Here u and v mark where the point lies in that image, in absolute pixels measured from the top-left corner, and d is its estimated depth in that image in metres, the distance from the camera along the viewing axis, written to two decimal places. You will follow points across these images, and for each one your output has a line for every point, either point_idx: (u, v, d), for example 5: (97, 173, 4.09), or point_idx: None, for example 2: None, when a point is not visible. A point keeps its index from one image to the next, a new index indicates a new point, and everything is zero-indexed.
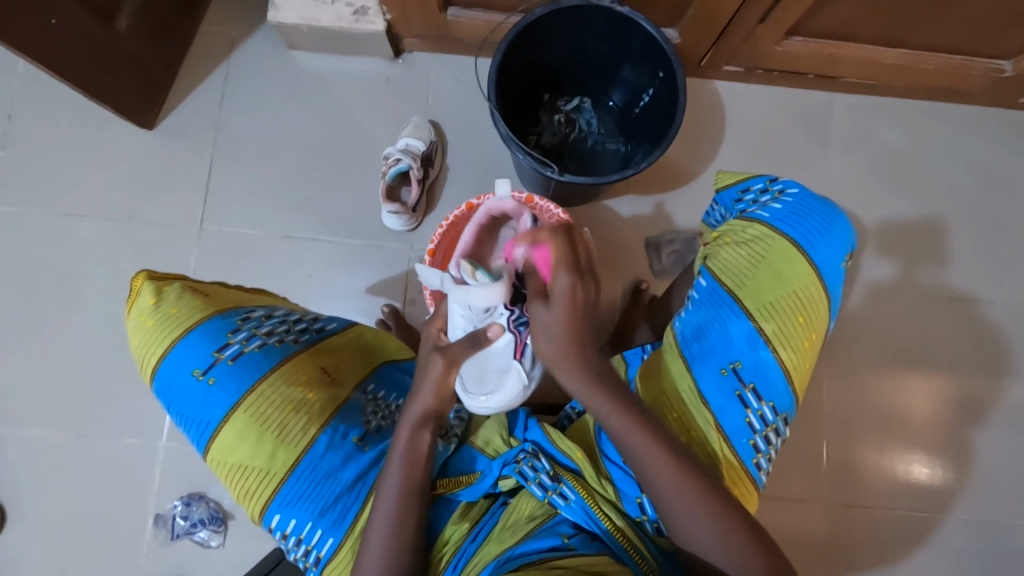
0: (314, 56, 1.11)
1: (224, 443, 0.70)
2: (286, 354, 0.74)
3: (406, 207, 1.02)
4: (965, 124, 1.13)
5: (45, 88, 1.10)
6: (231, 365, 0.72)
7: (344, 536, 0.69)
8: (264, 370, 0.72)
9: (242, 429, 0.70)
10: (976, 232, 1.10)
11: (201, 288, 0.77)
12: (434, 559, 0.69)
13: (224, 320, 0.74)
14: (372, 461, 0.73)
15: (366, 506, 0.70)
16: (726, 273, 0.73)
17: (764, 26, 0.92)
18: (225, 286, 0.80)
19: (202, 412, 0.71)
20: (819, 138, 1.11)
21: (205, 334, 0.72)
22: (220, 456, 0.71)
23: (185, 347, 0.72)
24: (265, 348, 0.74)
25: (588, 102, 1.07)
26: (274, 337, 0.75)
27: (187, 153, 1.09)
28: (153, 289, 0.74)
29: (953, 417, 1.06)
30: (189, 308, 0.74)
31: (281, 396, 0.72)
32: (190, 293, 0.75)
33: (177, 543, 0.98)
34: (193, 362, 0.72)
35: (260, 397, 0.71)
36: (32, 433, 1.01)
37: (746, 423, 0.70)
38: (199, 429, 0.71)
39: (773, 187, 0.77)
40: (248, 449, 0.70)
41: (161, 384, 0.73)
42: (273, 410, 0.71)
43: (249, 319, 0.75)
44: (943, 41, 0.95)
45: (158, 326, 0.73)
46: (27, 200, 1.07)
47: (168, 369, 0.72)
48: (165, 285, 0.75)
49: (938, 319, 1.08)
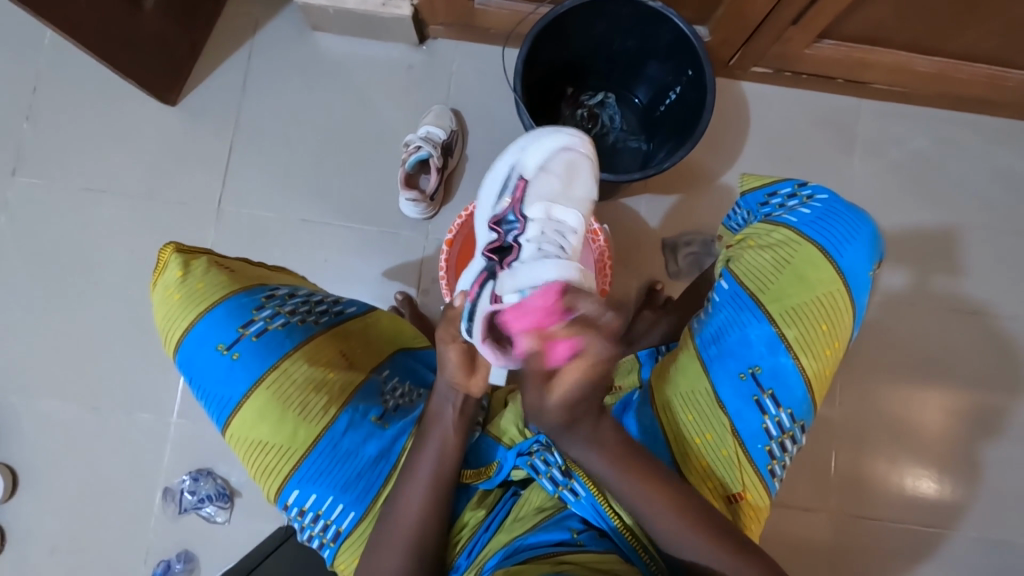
0: (338, 38, 1.10)
1: (246, 418, 0.71)
2: (308, 334, 0.75)
3: (424, 196, 1.01)
4: (995, 136, 1.10)
5: (70, 61, 1.10)
6: (255, 342, 0.72)
7: (367, 509, 0.70)
8: (286, 349, 0.73)
9: (264, 406, 0.71)
10: (1001, 246, 1.09)
11: (226, 264, 0.78)
12: (452, 540, 0.70)
13: (248, 297, 0.75)
14: (394, 439, 0.73)
15: (388, 481, 0.71)
16: (749, 275, 0.72)
17: (796, 27, 0.91)
18: (248, 263, 0.81)
19: (224, 387, 0.72)
20: (845, 145, 1.09)
21: (230, 310, 0.73)
22: (240, 432, 0.71)
23: (210, 321, 0.73)
24: (288, 327, 0.74)
25: (612, 98, 1.05)
26: (297, 316, 0.76)
27: (208, 132, 1.09)
28: (180, 262, 0.75)
29: (967, 434, 1.04)
30: (215, 283, 0.75)
31: (303, 375, 0.72)
32: (216, 269, 0.76)
33: (185, 518, 1.00)
34: (217, 337, 0.72)
35: (282, 375, 0.72)
36: (45, 402, 1.02)
37: (763, 428, 0.69)
38: (220, 403, 0.72)
39: (799, 192, 0.76)
40: (270, 425, 0.70)
41: (183, 358, 0.74)
42: (295, 387, 0.71)
43: (272, 298, 0.76)
44: (980, 50, 0.92)
45: (184, 299, 0.73)
46: (48, 172, 1.08)
47: (192, 343, 0.73)
48: (192, 259, 0.76)
49: (956, 333, 1.06)
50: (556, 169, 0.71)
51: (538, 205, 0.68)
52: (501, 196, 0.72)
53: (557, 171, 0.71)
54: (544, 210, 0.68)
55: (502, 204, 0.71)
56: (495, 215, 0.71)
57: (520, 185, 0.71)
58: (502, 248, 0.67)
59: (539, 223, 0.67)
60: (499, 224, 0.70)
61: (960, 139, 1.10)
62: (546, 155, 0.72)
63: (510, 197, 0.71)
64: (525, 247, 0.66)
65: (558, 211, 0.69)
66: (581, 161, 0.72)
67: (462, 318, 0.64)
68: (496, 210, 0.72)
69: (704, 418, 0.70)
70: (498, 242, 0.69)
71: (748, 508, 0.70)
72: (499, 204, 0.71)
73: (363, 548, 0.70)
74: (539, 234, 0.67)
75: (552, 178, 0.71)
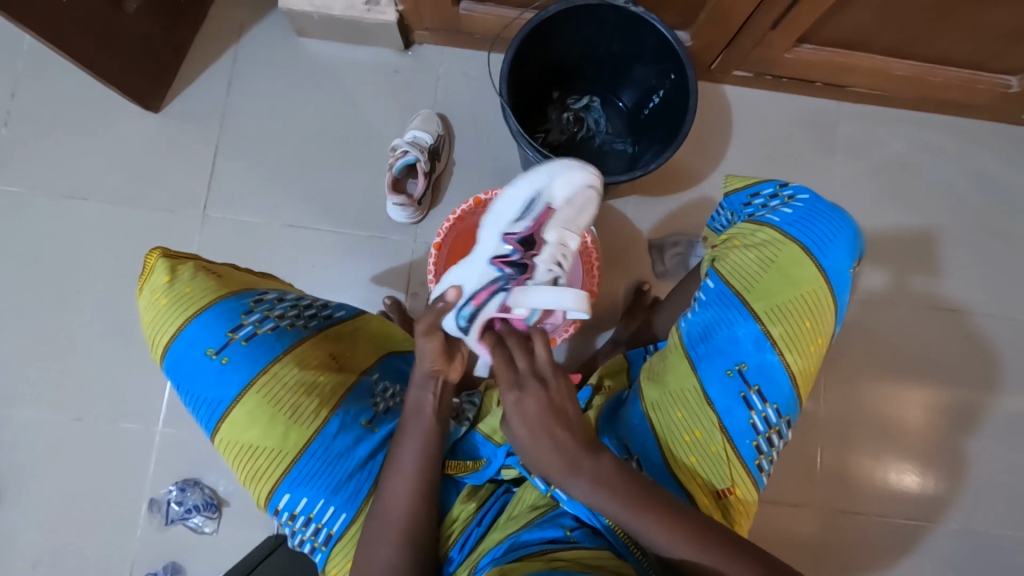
0: (324, 44, 1.10)
1: (236, 422, 0.70)
2: (298, 338, 0.75)
3: (412, 200, 1.01)
4: (969, 137, 1.14)
5: (49, 67, 1.09)
6: (244, 346, 0.72)
7: (357, 512, 0.70)
8: (277, 353, 0.72)
9: (254, 410, 0.70)
10: (976, 244, 1.12)
11: (214, 269, 0.77)
12: (444, 534, 0.70)
13: (237, 301, 0.74)
14: (384, 440, 0.73)
15: (377, 484, 0.71)
16: (734, 274, 0.73)
17: (776, 32, 0.93)
18: (235, 268, 0.80)
19: (213, 391, 0.71)
20: (825, 147, 1.12)
21: (218, 314, 0.73)
22: (229, 437, 0.70)
23: (198, 326, 0.72)
24: (278, 330, 0.74)
25: (597, 102, 1.06)
26: (286, 320, 0.75)
27: (192, 138, 1.08)
28: (167, 266, 0.74)
29: (947, 428, 1.07)
30: (203, 287, 0.74)
31: (293, 378, 0.72)
32: (204, 273, 0.76)
33: (171, 529, 0.98)
34: (206, 341, 0.72)
35: (273, 378, 0.71)
36: (25, 414, 1.00)
37: (750, 424, 0.70)
38: (209, 408, 0.71)
39: (782, 192, 0.78)
40: (260, 429, 0.70)
41: (171, 364, 0.73)
42: (285, 391, 0.71)
43: (261, 302, 0.76)
44: (952, 54, 0.95)
45: (171, 304, 0.73)
46: (27, 179, 1.06)
47: (179, 348, 0.72)
48: (179, 264, 0.75)
49: (935, 329, 1.09)
50: (581, 204, 0.72)
51: (554, 230, 0.70)
52: (523, 216, 0.71)
53: (579, 205, 0.72)
54: (558, 236, 0.70)
55: (522, 223, 0.71)
56: (513, 231, 0.70)
57: (545, 211, 0.71)
58: (519, 264, 0.69)
59: (552, 247, 0.70)
60: (515, 239, 0.70)
61: (935, 141, 1.13)
62: (571, 187, 0.71)
63: (531, 222, 0.71)
64: (538, 267, 0.68)
65: (569, 239, 0.71)
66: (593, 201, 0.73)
67: (453, 315, 0.67)
68: (513, 226, 0.70)
69: (693, 415, 0.71)
70: (511, 257, 0.69)
71: (738, 503, 0.71)
72: (519, 223, 0.71)
73: (354, 551, 0.69)
74: (552, 257, 0.69)
75: (573, 212, 0.71)
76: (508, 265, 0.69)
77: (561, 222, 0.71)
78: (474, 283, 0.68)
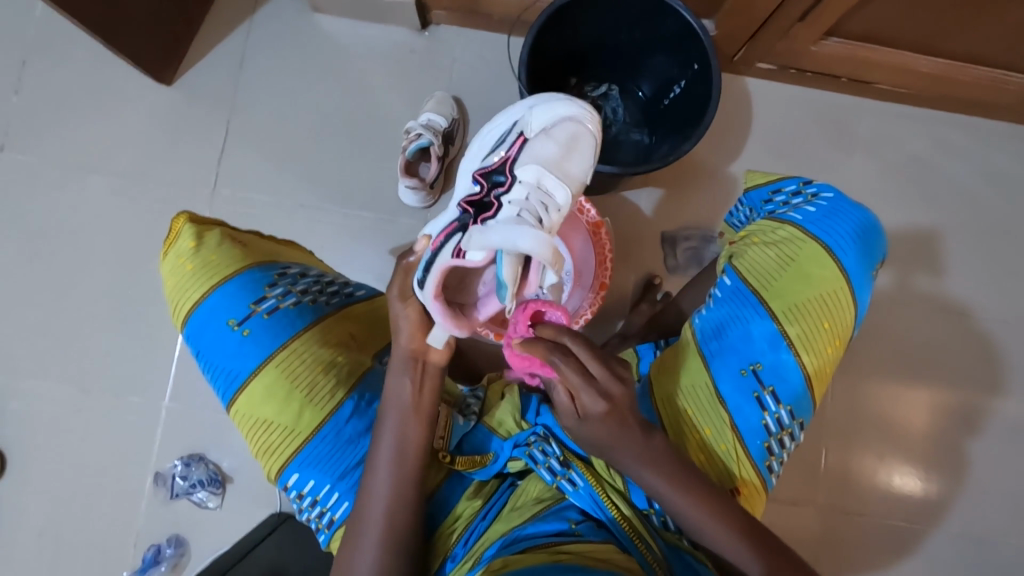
0: (340, 22, 1.08)
1: (252, 396, 0.70)
2: (319, 316, 0.75)
3: (424, 183, 1.00)
4: (995, 140, 1.11)
5: (62, 35, 1.07)
6: (266, 319, 0.72)
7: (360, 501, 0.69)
8: (297, 329, 0.72)
9: (271, 385, 0.70)
10: (995, 249, 1.10)
11: (239, 238, 0.78)
12: (447, 530, 0.70)
13: (261, 273, 0.75)
14: None
15: None
16: (752, 272, 0.72)
17: (803, 24, 0.90)
18: (260, 238, 0.81)
19: (232, 362, 0.71)
20: (845, 145, 1.09)
21: (242, 285, 0.73)
22: (245, 409, 0.71)
23: (221, 295, 0.72)
24: (299, 306, 0.74)
25: (616, 90, 1.04)
26: (308, 296, 0.76)
27: (203, 113, 1.07)
28: (193, 233, 0.75)
29: (956, 433, 1.06)
30: (228, 257, 0.75)
31: (312, 356, 0.72)
32: (229, 242, 0.76)
33: (175, 503, 0.99)
34: (228, 312, 0.72)
35: (292, 354, 0.71)
36: (32, 384, 1.01)
37: (762, 424, 0.70)
38: (226, 379, 0.71)
39: (805, 189, 0.76)
40: (275, 404, 0.70)
41: (191, 330, 0.73)
42: (303, 368, 0.71)
43: (284, 275, 0.76)
44: (981, 52, 0.93)
45: (196, 270, 0.73)
46: (36, 149, 1.05)
47: (200, 316, 0.73)
48: (205, 231, 0.76)
49: (949, 334, 1.08)
50: (555, 136, 0.72)
51: (526, 166, 0.69)
52: (497, 149, 0.76)
53: (558, 138, 0.72)
54: (528, 169, 0.68)
55: (494, 157, 0.75)
56: (483, 166, 0.75)
57: (518, 142, 0.73)
58: (482, 201, 0.71)
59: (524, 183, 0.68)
60: (485, 175, 0.74)
61: (959, 143, 1.11)
62: (551, 120, 0.74)
63: (505, 153, 0.74)
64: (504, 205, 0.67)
65: (544, 176, 0.68)
66: (584, 136, 0.73)
67: (417, 270, 0.66)
68: (489, 160, 0.75)
69: (703, 412, 0.71)
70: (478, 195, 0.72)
71: (747, 504, 0.70)
72: (493, 158, 0.75)
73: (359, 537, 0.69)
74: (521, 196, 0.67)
75: (547, 143, 0.71)
76: (472, 205, 0.71)
77: (531, 157, 0.70)
78: (440, 228, 0.72)
